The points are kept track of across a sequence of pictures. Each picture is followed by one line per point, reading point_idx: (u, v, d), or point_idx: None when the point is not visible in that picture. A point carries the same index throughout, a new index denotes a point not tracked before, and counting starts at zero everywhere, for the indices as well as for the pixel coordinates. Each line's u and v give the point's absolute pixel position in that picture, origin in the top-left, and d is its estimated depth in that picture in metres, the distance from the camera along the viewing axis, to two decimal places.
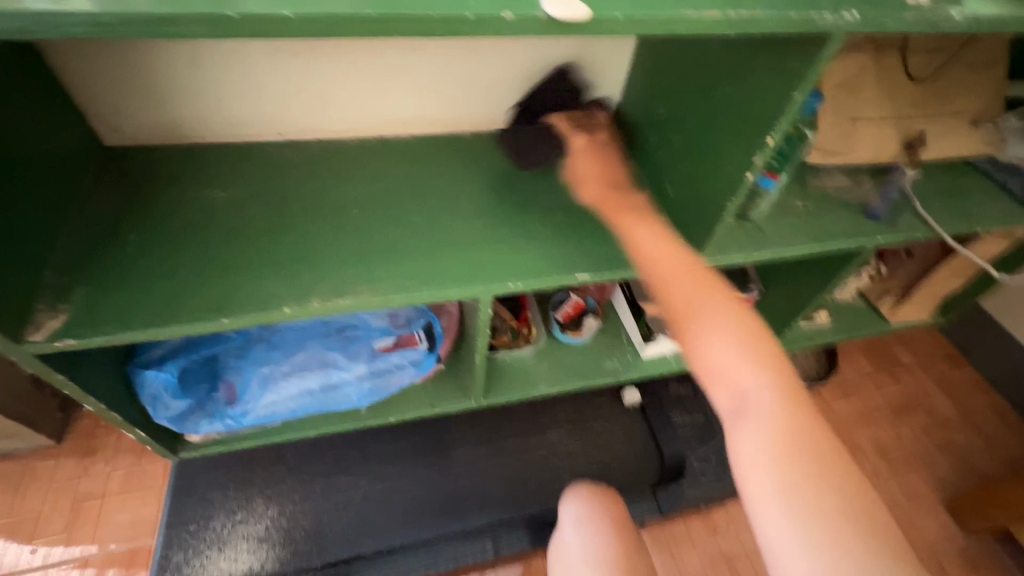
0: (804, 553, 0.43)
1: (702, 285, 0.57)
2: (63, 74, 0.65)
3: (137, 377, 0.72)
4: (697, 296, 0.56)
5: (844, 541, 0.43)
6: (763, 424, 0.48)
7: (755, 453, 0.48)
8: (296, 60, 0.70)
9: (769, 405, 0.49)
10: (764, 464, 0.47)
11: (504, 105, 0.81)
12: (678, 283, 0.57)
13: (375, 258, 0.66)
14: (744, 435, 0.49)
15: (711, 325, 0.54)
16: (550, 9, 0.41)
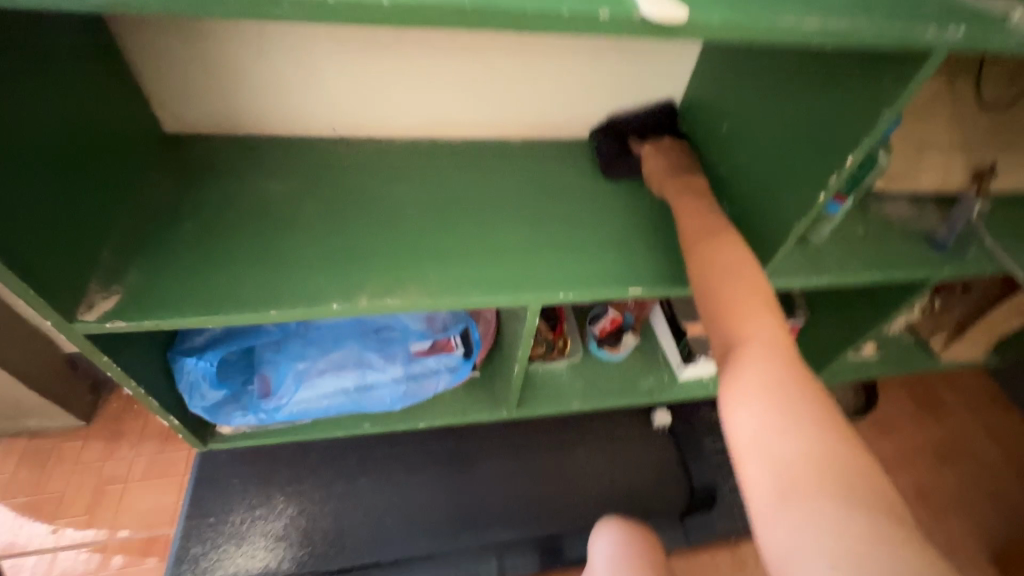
0: (787, 533, 0.42)
1: (746, 296, 0.54)
2: (134, 58, 0.66)
3: (177, 364, 0.72)
4: (738, 309, 0.53)
5: (834, 530, 0.41)
6: (784, 439, 0.45)
7: (775, 472, 0.44)
8: (360, 57, 0.70)
9: (772, 390, 0.48)
10: (760, 447, 0.46)
11: (559, 113, 0.80)
12: (723, 293, 0.55)
13: (425, 259, 0.65)
14: (775, 453, 0.45)
15: (752, 336, 0.51)
16: (648, 10, 0.42)
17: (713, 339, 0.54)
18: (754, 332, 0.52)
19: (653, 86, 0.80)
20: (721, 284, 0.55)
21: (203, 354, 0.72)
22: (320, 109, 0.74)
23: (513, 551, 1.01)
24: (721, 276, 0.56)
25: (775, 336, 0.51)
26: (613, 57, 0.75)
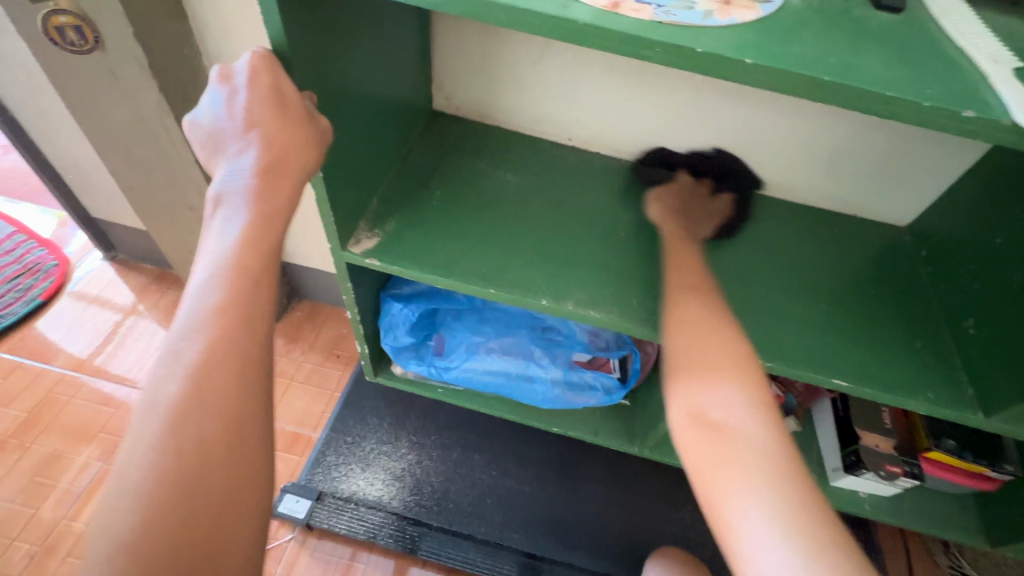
0: None
1: (716, 366, 0.49)
2: (434, 43, 0.75)
3: (385, 304, 0.83)
4: (707, 376, 0.49)
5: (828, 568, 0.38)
6: (768, 506, 0.42)
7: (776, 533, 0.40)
8: (620, 84, 0.73)
9: (758, 444, 0.45)
10: (761, 530, 0.41)
11: (791, 174, 0.78)
12: (695, 346, 0.51)
13: (630, 285, 0.67)
14: (766, 532, 0.41)
15: (724, 392, 0.48)
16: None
17: (686, 404, 0.49)
18: (722, 386, 0.48)
19: (908, 173, 0.74)
20: (695, 340, 0.51)
21: (407, 303, 0.82)
22: (567, 115, 0.79)
23: None
24: (695, 336, 0.52)
25: (744, 403, 0.47)
26: (885, 132, 0.70)
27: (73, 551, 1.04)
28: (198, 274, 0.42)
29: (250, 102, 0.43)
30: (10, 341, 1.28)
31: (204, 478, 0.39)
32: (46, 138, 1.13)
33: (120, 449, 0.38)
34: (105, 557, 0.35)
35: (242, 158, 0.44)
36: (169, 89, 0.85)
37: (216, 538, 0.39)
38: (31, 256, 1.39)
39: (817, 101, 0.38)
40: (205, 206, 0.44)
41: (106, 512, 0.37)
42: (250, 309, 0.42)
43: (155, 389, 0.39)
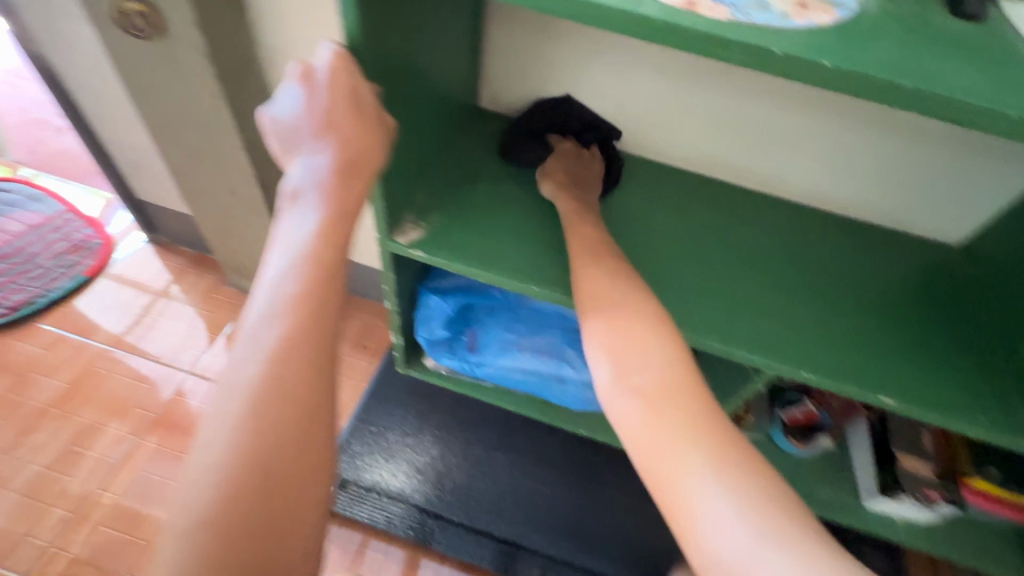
0: (735, 520, 0.41)
1: (635, 327, 0.52)
2: (486, 39, 0.76)
3: (422, 296, 0.84)
4: (630, 337, 0.51)
5: (755, 500, 0.42)
6: (695, 450, 0.44)
7: (704, 474, 0.43)
8: (670, 87, 0.73)
9: (681, 395, 0.47)
10: (692, 474, 0.43)
11: (841, 187, 0.77)
12: (614, 309, 0.53)
13: (673, 291, 0.67)
14: (697, 475, 0.43)
15: (646, 350, 0.50)
16: None
17: (611, 367, 0.51)
18: (644, 344, 0.51)
19: (965, 191, 0.72)
20: (614, 303, 0.54)
21: (444, 297, 0.83)
22: (614, 117, 0.79)
23: None
24: (614, 300, 0.54)
25: (663, 357, 0.50)
26: (943, 146, 0.69)
27: (105, 520, 1.07)
28: (277, 263, 0.44)
29: (330, 100, 0.45)
30: (54, 315, 1.33)
31: (281, 457, 0.40)
32: (101, 120, 1.17)
33: (205, 423, 0.40)
34: (190, 530, 0.37)
35: (317, 156, 0.46)
36: (224, 77, 0.87)
37: (287, 519, 0.39)
38: (78, 234, 1.44)
39: (894, 107, 0.37)
40: (279, 202, 0.47)
41: (188, 488, 0.38)
42: (322, 298, 0.44)
43: (237, 372, 0.41)
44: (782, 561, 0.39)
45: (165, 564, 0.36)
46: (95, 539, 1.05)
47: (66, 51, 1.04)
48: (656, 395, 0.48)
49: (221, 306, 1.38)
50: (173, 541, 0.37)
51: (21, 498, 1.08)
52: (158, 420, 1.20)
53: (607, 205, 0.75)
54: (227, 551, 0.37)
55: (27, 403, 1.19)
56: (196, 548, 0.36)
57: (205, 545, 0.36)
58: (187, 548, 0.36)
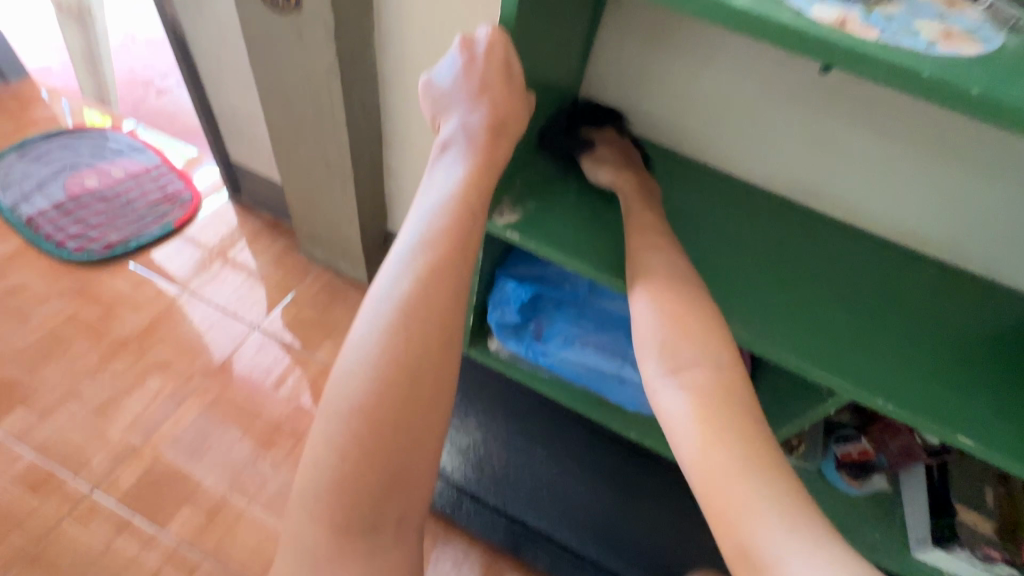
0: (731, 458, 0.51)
1: (672, 297, 0.61)
2: (598, 44, 0.80)
3: (499, 281, 0.88)
4: (667, 303, 0.60)
5: (753, 450, 0.51)
6: (705, 405, 0.54)
7: (706, 422, 0.53)
8: (776, 105, 0.74)
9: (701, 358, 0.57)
10: (698, 422, 0.54)
11: (933, 225, 0.77)
12: (654, 276, 0.63)
13: (754, 304, 0.69)
14: (704, 423, 0.53)
15: (677, 314, 0.60)
16: None
17: (646, 326, 0.61)
18: (677, 310, 0.60)
19: None
20: (655, 271, 0.63)
21: (520, 283, 0.87)
22: (708, 132, 0.81)
23: None
24: (656, 270, 0.63)
25: (694, 323, 0.59)
26: None
27: (168, 451, 1.15)
28: (422, 207, 0.48)
29: (483, 69, 0.50)
30: (143, 257, 1.43)
31: (412, 392, 0.44)
32: (215, 83, 1.27)
33: (348, 348, 0.45)
34: (339, 423, 0.43)
35: (470, 117, 0.50)
36: (344, 53, 0.94)
37: (419, 426, 0.44)
38: (172, 185, 1.56)
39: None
40: (433, 152, 0.51)
41: (344, 378, 0.44)
42: (465, 239, 0.47)
43: (388, 289, 0.46)
44: (793, 540, 0.47)
45: (326, 436, 0.44)
46: (157, 466, 1.13)
47: (200, 16, 1.14)
48: (698, 386, 0.56)
49: (290, 269, 1.46)
50: (330, 417, 0.44)
51: (97, 418, 1.17)
52: (224, 366, 1.28)
53: (693, 214, 0.78)
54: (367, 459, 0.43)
55: (111, 333, 1.29)
56: (352, 429, 0.43)
57: (354, 429, 0.43)
58: (341, 429, 0.43)
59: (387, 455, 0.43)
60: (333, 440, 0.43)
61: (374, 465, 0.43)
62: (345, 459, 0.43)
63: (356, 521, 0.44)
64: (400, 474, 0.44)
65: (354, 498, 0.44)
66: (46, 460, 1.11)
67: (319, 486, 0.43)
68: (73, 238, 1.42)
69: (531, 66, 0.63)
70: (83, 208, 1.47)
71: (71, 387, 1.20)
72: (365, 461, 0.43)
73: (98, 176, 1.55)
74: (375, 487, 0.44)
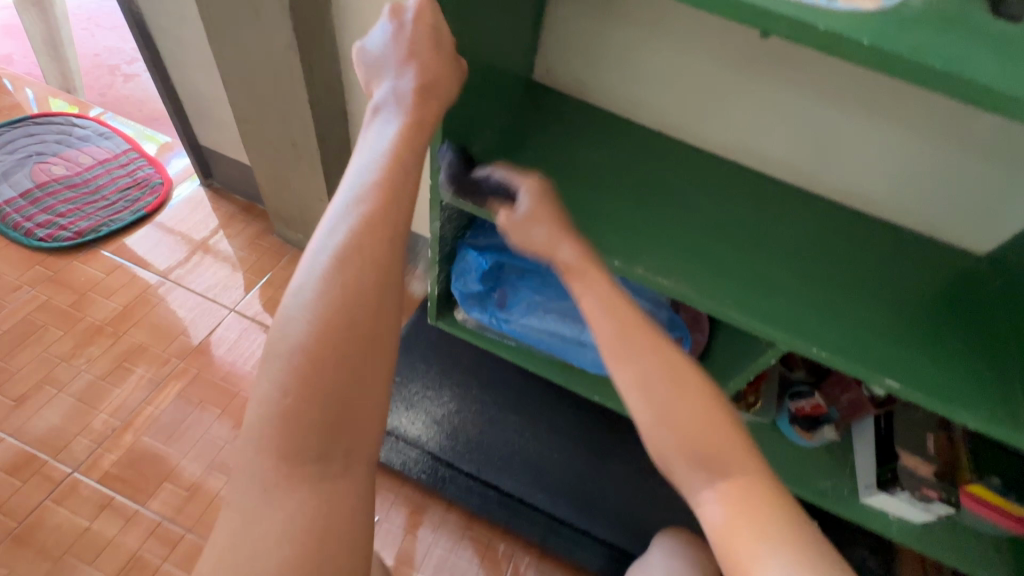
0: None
1: (658, 378, 0.54)
2: (548, 15, 0.81)
3: (461, 251, 0.90)
4: (659, 388, 0.54)
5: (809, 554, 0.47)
6: (744, 515, 0.49)
7: (753, 535, 0.48)
8: (719, 70, 0.76)
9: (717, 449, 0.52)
10: (742, 534, 0.49)
11: (871, 184, 0.80)
12: (632, 353, 0.56)
13: (697, 263, 0.72)
14: (746, 536, 0.49)
15: (672, 400, 0.54)
16: None
17: (644, 426, 0.55)
18: (670, 394, 0.54)
19: (989, 206, 0.75)
20: (627, 347, 0.56)
21: (481, 253, 0.89)
22: (657, 99, 0.83)
23: (600, 551, 1.08)
24: (627, 343, 0.56)
25: (688, 402, 0.54)
26: (977, 154, 0.71)
27: (146, 432, 1.17)
28: (358, 166, 0.51)
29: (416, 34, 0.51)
30: (114, 243, 1.43)
31: (348, 339, 0.46)
32: (177, 65, 1.26)
33: (289, 303, 0.47)
34: (280, 372, 0.45)
35: (402, 79, 0.52)
36: (301, 30, 0.94)
37: (359, 367, 0.47)
38: (141, 172, 1.55)
39: (922, 89, 0.41)
40: (366, 115, 0.53)
41: (284, 323, 0.46)
42: (399, 194, 0.50)
43: (322, 245, 0.48)
44: None
45: (266, 384, 0.45)
46: (136, 447, 1.15)
47: None
48: (739, 499, 0.50)
49: (264, 252, 1.47)
50: (272, 360, 0.46)
51: (75, 402, 1.19)
52: (200, 349, 1.29)
53: (644, 179, 0.80)
54: (307, 405, 0.45)
55: (85, 320, 1.30)
56: (292, 366, 0.45)
57: (294, 376, 0.45)
58: (280, 375, 0.45)
59: (326, 399, 0.46)
60: (272, 387, 0.45)
61: (315, 401, 0.45)
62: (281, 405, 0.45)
63: (302, 465, 0.46)
64: (341, 411, 0.46)
65: (294, 433, 0.46)
66: (24, 444, 1.13)
67: (263, 431, 0.45)
68: (41, 226, 1.41)
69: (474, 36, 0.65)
70: (51, 196, 1.46)
71: (47, 373, 1.21)
72: (300, 406, 0.45)
73: (64, 164, 1.53)
74: (314, 422, 0.46)
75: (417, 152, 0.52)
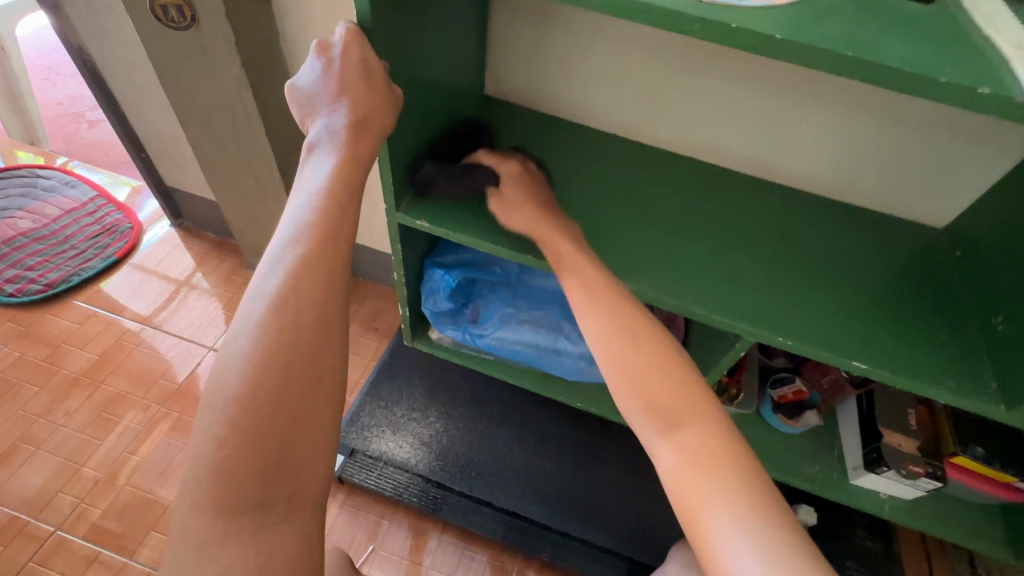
0: (733, 515, 0.48)
1: (625, 334, 0.59)
2: (493, 30, 0.82)
3: (429, 271, 0.89)
4: (628, 341, 0.59)
5: (748, 498, 0.49)
6: (692, 458, 0.52)
7: (697, 473, 0.51)
8: (664, 70, 0.77)
9: (675, 396, 0.55)
10: (687, 472, 0.51)
11: (826, 169, 0.81)
12: (604, 310, 0.61)
13: (661, 262, 0.72)
14: (692, 475, 0.51)
15: (638, 353, 0.58)
16: None
17: (611, 377, 0.59)
18: (636, 348, 0.58)
19: (942, 181, 0.77)
20: (602, 307, 0.61)
21: (448, 270, 0.89)
22: (608, 103, 0.84)
23: (605, 561, 1.06)
24: (596, 303, 0.61)
25: (652, 358, 0.58)
26: (923, 130, 0.72)
27: (131, 481, 1.15)
28: (296, 203, 0.51)
29: (345, 69, 0.52)
30: (87, 292, 1.41)
31: (291, 376, 0.46)
32: (136, 109, 1.25)
33: (228, 347, 0.47)
34: (219, 416, 0.45)
35: (334, 115, 0.52)
36: (251, 65, 0.94)
37: (298, 410, 0.47)
38: (110, 218, 1.53)
39: (836, 75, 0.42)
40: (302, 152, 0.54)
41: (221, 371, 0.46)
42: (339, 225, 0.50)
43: (261, 284, 0.48)
44: None
45: (205, 430, 0.45)
46: (121, 498, 1.13)
47: (106, 43, 1.12)
48: (693, 444, 0.52)
49: (239, 287, 1.46)
50: (207, 411, 0.45)
51: (55, 457, 1.16)
52: (181, 391, 1.27)
53: (601, 183, 0.80)
54: (248, 445, 0.45)
55: (61, 372, 1.28)
56: (227, 418, 0.44)
57: (234, 419, 0.44)
58: (220, 419, 0.44)
59: (273, 437, 0.45)
60: (213, 432, 0.45)
61: (273, 436, 0.45)
62: (222, 445, 0.44)
63: (252, 503, 0.46)
64: (281, 455, 0.46)
65: (231, 485, 0.45)
66: (5, 506, 1.10)
67: (207, 475, 0.44)
68: (11, 281, 1.39)
69: (419, 62, 0.65)
70: (19, 250, 1.45)
71: (25, 431, 1.19)
72: (243, 445, 0.44)
73: (31, 217, 1.51)
74: (253, 470, 0.45)
75: (355, 185, 0.52)
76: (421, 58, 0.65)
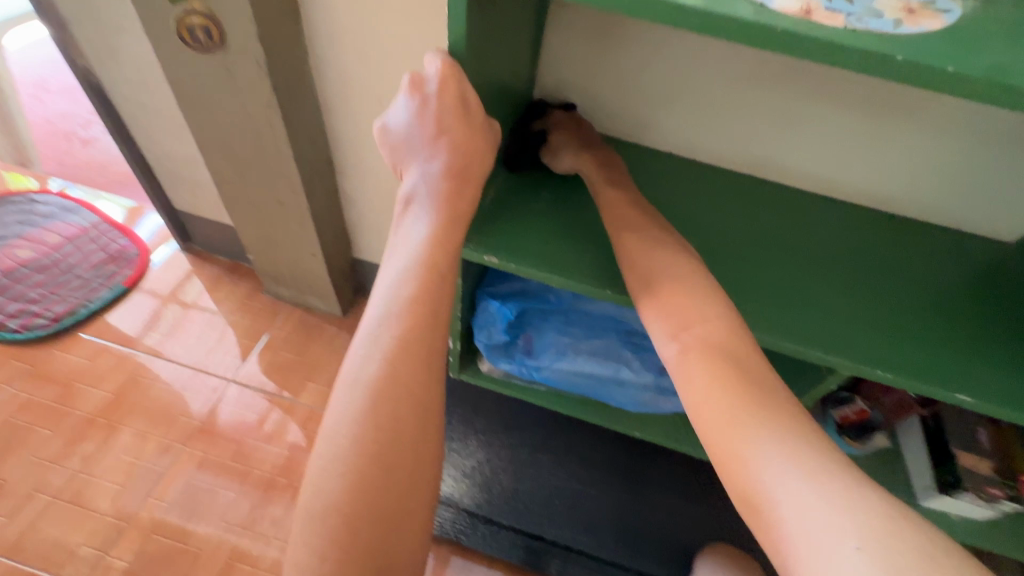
0: (759, 435, 0.45)
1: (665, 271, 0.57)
2: (548, 45, 0.77)
3: (482, 302, 0.85)
4: (667, 277, 0.56)
5: (776, 423, 0.46)
6: (719, 379, 0.48)
7: (724, 392, 0.48)
8: (734, 85, 0.74)
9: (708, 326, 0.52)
10: (713, 392, 0.48)
11: (897, 186, 0.78)
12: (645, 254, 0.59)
13: (742, 289, 0.69)
14: (715, 394, 0.48)
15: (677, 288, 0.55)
16: None
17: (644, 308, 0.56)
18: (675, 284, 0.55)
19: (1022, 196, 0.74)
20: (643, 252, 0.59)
21: (503, 302, 0.85)
22: (669, 120, 0.80)
23: None
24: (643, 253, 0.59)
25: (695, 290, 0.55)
26: (1008, 146, 0.70)
27: (157, 529, 1.08)
28: (392, 267, 0.49)
29: (441, 111, 0.49)
30: (96, 324, 1.34)
31: (396, 464, 0.44)
32: (145, 130, 1.18)
33: (329, 438, 0.45)
34: (324, 516, 0.42)
35: (429, 164, 0.51)
36: (282, 86, 0.88)
37: (399, 494, 0.44)
38: (115, 244, 1.46)
39: (1006, 106, 0.39)
40: (397, 206, 0.52)
41: (323, 466, 0.44)
42: (436, 295, 0.47)
43: (358, 368, 0.46)
44: (849, 524, 0.40)
45: (306, 535, 0.42)
46: (148, 547, 1.06)
47: (115, 62, 1.05)
48: (719, 364, 0.49)
49: (256, 312, 1.39)
50: (314, 495, 0.43)
51: (74, 507, 1.09)
52: (203, 428, 1.21)
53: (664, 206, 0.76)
54: (355, 548, 0.42)
55: (74, 413, 1.20)
56: (334, 516, 0.42)
57: (342, 518, 0.42)
58: (326, 519, 0.42)
59: (381, 533, 0.43)
60: (317, 541, 0.42)
61: (380, 530, 0.43)
62: (326, 558, 0.41)
63: None
64: (383, 554, 0.43)
65: None
66: (24, 563, 1.03)
67: None
68: (13, 317, 1.31)
69: (489, 86, 0.61)
70: (20, 282, 1.36)
71: (39, 479, 1.12)
72: (350, 549, 0.42)
73: (30, 245, 1.43)
74: (362, 564, 0.42)
75: (449, 245, 0.49)
76: (490, 83, 0.61)
